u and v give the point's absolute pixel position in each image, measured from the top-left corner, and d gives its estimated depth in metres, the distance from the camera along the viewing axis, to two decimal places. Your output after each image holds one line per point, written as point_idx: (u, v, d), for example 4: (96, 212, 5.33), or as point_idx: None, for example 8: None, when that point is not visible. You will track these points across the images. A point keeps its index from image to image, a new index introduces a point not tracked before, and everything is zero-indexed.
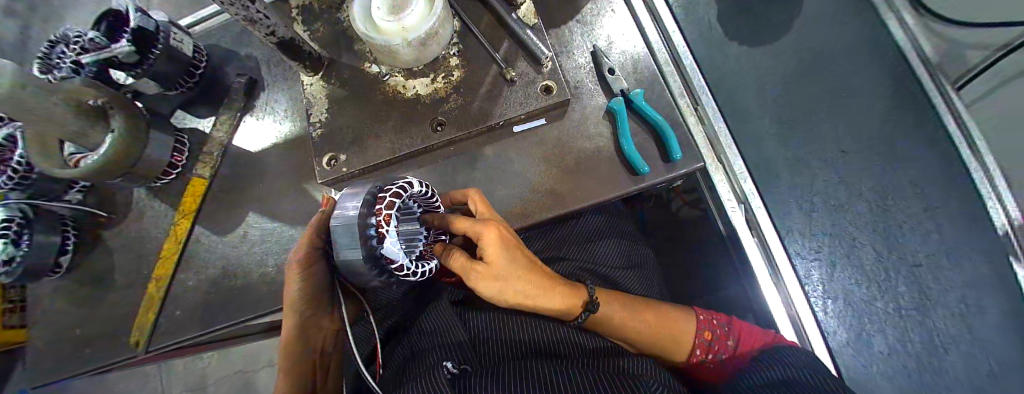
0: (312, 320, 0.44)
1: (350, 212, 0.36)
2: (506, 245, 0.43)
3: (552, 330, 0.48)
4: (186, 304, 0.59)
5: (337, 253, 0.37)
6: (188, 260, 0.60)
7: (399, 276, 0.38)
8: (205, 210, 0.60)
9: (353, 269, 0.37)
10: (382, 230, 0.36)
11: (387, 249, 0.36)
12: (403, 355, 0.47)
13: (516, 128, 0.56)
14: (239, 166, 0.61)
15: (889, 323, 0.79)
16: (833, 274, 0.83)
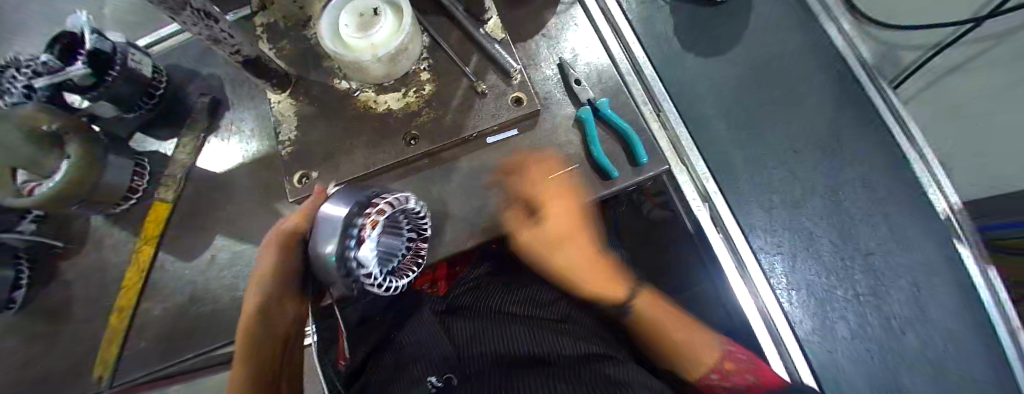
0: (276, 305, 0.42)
1: (338, 213, 0.36)
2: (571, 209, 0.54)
3: (539, 331, 0.46)
4: (152, 335, 0.56)
5: (316, 252, 0.37)
6: (153, 289, 0.57)
7: (364, 285, 0.36)
8: (170, 235, 0.58)
9: (325, 270, 0.36)
10: (364, 234, 0.36)
11: (363, 254, 0.35)
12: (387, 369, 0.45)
13: (488, 140, 0.56)
14: (204, 188, 0.58)
15: (851, 308, 0.73)
16: (795, 264, 0.74)
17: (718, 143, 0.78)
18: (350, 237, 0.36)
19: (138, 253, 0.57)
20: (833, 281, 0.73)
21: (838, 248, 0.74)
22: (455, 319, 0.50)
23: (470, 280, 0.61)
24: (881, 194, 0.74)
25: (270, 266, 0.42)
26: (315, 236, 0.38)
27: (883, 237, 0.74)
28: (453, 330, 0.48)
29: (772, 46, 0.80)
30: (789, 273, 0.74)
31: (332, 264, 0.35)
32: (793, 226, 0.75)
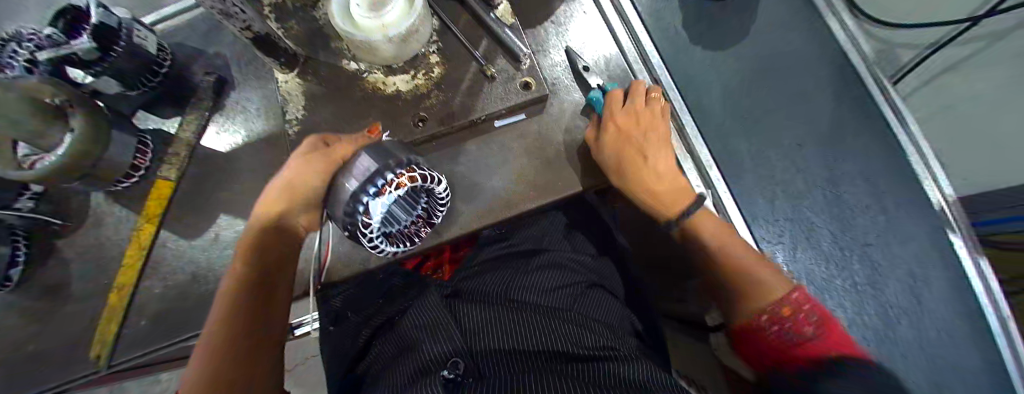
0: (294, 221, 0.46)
1: (368, 167, 0.38)
2: (651, 129, 0.55)
3: (552, 321, 0.46)
4: (152, 313, 0.55)
5: (338, 185, 0.40)
6: (153, 267, 0.56)
7: (357, 230, 0.39)
8: (172, 214, 0.57)
9: (334, 202, 0.40)
10: (383, 191, 0.38)
11: (370, 206, 0.38)
12: (395, 353, 0.46)
13: (497, 123, 0.56)
14: (208, 167, 0.58)
15: (849, 298, 0.74)
16: (797, 254, 0.75)
17: (721, 136, 0.79)
18: (374, 185, 0.38)
19: (139, 231, 0.57)
20: (831, 271, 0.75)
21: (837, 241, 0.75)
22: (462, 304, 0.50)
23: (477, 264, 0.61)
24: (879, 189, 0.76)
25: (286, 199, 0.45)
26: (340, 182, 0.40)
27: (880, 229, 0.75)
28: (461, 317, 0.48)
29: (779, 41, 0.81)
30: (791, 263, 0.75)
31: (346, 199, 0.39)
32: (792, 217, 0.76)
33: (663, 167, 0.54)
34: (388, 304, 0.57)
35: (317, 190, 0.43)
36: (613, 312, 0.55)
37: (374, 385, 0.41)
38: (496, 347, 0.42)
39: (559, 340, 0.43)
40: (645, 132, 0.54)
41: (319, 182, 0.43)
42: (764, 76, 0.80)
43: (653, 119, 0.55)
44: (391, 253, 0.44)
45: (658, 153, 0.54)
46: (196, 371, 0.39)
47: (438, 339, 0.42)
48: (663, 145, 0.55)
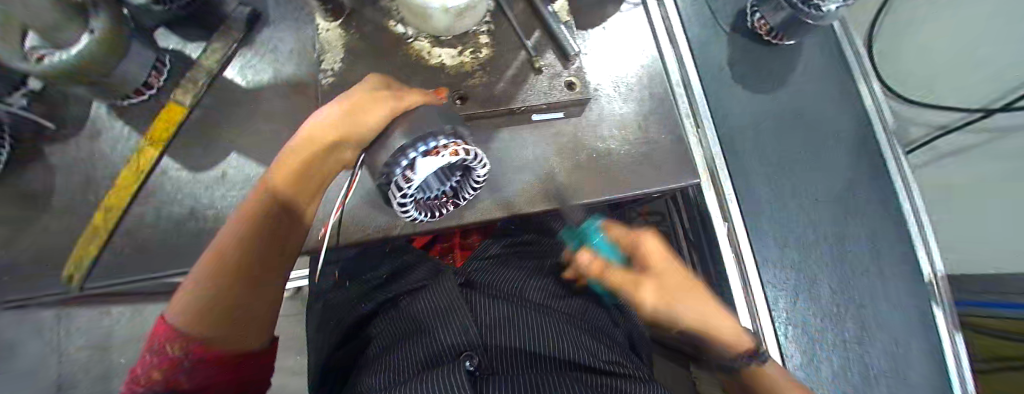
0: (329, 159, 0.44)
1: (431, 128, 0.37)
2: (678, 285, 0.58)
3: (566, 332, 0.47)
4: (137, 240, 0.52)
5: (387, 137, 0.39)
6: (149, 193, 0.53)
7: (391, 179, 0.37)
8: (178, 141, 0.54)
9: (377, 152, 0.40)
10: (436, 152, 0.35)
11: (415, 164, 0.36)
12: (404, 332, 0.45)
13: (534, 116, 0.55)
14: (225, 100, 0.55)
15: (839, 351, 0.74)
16: (795, 303, 0.75)
17: (743, 174, 0.78)
18: (427, 144, 0.36)
19: (139, 153, 0.53)
20: (824, 323, 0.75)
21: (835, 299, 0.76)
22: (477, 293, 0.49)
23: (488, 254, 0.60)
24: (880, 256, 0.77)
25: (327, 133, 0.41)
26: (389, 137, 0.39)
27: (876, 295, 0.76)
28: (475, 306, 0.47)
29: (817, 92, 0.81)
30: (789, 308, 0.75)
31: (393, 151, 0.38)
32: (796, 267, 0.76)
33: (711, 315, 0.57)
34: (396, 277, 0.56)
35: (369, 136, 0.40)
36: (614, 332, 0.56)
37: (384, 363, 0.40)
38: (514, 344, 0.41)
39: (575, 356, 0.43)
40: (672, 289, 0.57)
41: (375, 125, 0.39)
42: (796, 125, 0.80)
43: (676, 275, 0.58)
44: (412, 218, 0.43)
45: (696, 303, 0.57)
46: (193, 297, 0.38)
47: (457, 325, 0.41)
48: (698, 292, 0.57)
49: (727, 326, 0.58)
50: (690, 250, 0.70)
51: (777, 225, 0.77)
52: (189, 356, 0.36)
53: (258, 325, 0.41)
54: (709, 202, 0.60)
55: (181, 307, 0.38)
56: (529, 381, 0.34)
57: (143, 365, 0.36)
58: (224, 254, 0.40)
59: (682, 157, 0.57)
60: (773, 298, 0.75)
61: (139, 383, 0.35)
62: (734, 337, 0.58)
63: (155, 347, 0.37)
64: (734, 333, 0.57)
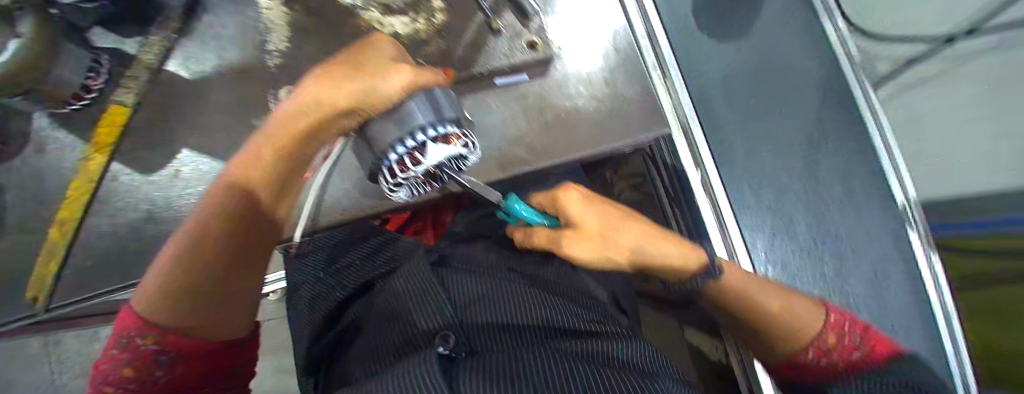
0: (310, 143, 0.40)
1: (443, 114, 0.36)
2: (610, 226, 0.45)
3: (541, 297, 0.49)
4: (98, 253, 0.50)
5: (380, 118, 0.37)
6: (102, 201, 0.51)
7: (398, 163, 0.37)
8: (126, 144, 0.51)
9: (370, 136, 0.38)
10: (449, 140, 0.37)
11: (426, 149, 0.36)
12: (382, 319, 0.47)
13: (498, 81, 0.53)
14: (173, 96, 0.52)
15: (819, 288, 0.76)
16: (775, 243, 0.77)
17: (717, 124, 0.78)
18: (436, 128, 0.36)
19: (87, 161, 0.50)
20: (805, 262, 0.76)
21: (813, 237, 0.77)
22: (450, 272, 0.51)
23: (460, 232, 0.62)
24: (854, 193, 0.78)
25: (332, 100, 0.36)
26: (395, 119, 0.36)
27: (852, 228, 0.78)
28: (449, 285, 0.49)
29: (784, 35, 0.80)
30: (768, 250, 0.76)
31: (396, 130, 0.36)
32: (774, 209, 0.78)
33: (652, 252, 0.47)
34: (367, 260, 0.56)
35: (386, 106, 0.36)
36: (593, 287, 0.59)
37: (370, 355, 0.44)
38: (490, 321, 0.44)
39: (551, 318, 0.46)
40: (610, 237, 0.45)
41: (394, 94, 0.35)
42: (766, 71, 0.80)
43: (608, 223, 0.45)
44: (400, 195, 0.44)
45: (638, 244, 0.46)
46: (158, 288, 0.35)
47: (433, 309, 0.43)
48: (632, 223, 0.47)
49: (678, 257, 0.48)
50: (670, 204, 0.70)
51: (753, 171, 0.78)
52: (169, 349, 0.34)
53: (238, 311, 0.39)
54: (682, 152, 0.61)
55: (146, 297, 0.35)
56: (502, 356, 0.37)
57: (111, 360, 0.34)
58: (185, 240, 0.37)
59: (655, 110, 0.56)
60: (753, 240, 0.76)
61: (116, 378, 0.33)
62: (684, 268, 0.49)
63: (122, 339, 0.34)
64: (683, 261, 0.48)
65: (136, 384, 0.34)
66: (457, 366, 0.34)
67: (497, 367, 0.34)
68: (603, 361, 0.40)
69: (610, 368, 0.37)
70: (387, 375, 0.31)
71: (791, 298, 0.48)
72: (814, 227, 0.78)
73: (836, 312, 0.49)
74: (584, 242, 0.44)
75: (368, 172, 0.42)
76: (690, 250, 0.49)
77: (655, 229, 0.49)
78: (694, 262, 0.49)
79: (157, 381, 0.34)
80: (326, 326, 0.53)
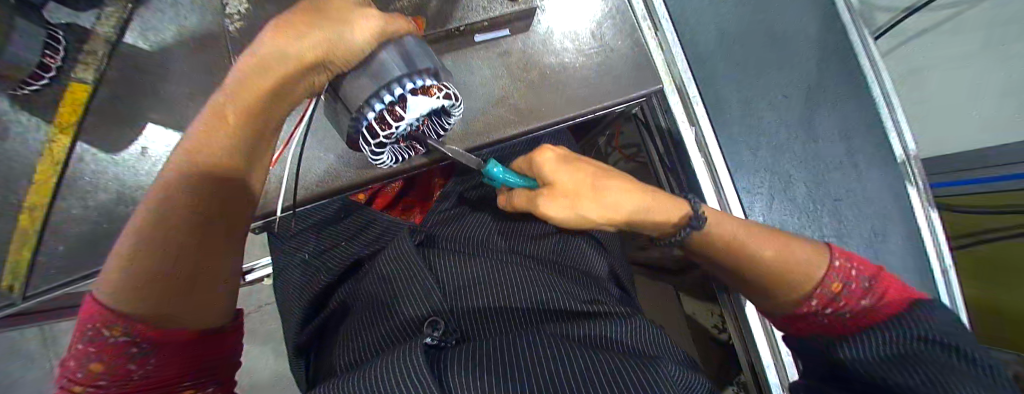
0: (265, 104, 0.35)
1: (416, 66, 0.34)
2: (586, 185, 0.42)
3: (531, 276, 0.49)
4: (73, 237, 0.48)
5: (352, 76, 0.36)
6: (69, 184, 0.48)
7: (377, 122, 0.36)
8: (88, 123, 0.49)
9: (347, 96, 0.36)
10: (427, 93, 0.36)
11: (406, 102, 0.35)
12: (365, 303, 0.46)
13: (477, 38, 0.50)
14: (135, 69, 0.49)
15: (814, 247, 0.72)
16: (772, 204, 0.74)
17: (711, 83, 0.75)
18: (414, 81, 0.35)
19: (51, 142, 0.48)
20: (802, 222, 0.74)
21: (812, 196, 0.74)
22: (436, 253, 0.49)
23: (445, 208, 0.57)
24: (855, 150, 0.73)
25: (296, 53, 0.32)
26: (366, 71, 0.35)
27: (852, 185, 0.73)
28: (435, 268, 0.48)
29: None
30: (765, 213, 0.74)
31: (372, 85, 0.34)
32: (771, 169, 0.75)
33: (636, 208, 0.43)
34: (350, 242, 0.52)
35: (358, 58, 0.34)
36: (584, 259, 0.58)
37: (352, 337, 0.44)
38: (479, 305, 0.45)
39: (541, 298, 0.47)
40: (586, 194, 0.42)
41: (365, 46, 0.33)
42: (759, 24, 0.76)
43: (584, 179, 0.42)
44: (384, 163, 0.43)
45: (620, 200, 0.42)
46: (121, 272, 0.29)
47: (417, 295, 0.43)
48: (613, 181, 0.43)
49: (660, 213, 0.44)
50: (663, 167, 0.67)
51: (748, 131, 0.75)
52: (139, 340, 0.28)
53: (220, 296, 0.33)
54: (674, 108, 0.57)
55: (109, 281, 0.29)
56: (491, 345, 0.39)
57: (79, 355, 0.28)
58: (151, 214, 0.31)
59: (643, 65, 0.54)
60: (750, 203, 0.74)
61: (86, 376, 0.28)
62: (669, 224, 0.45)
63: (87, 332, 0.28)
64: (667, 216, 0.45)
65: (110, 381, 0.28)
66: (450, 362, 0.37)
67: (489, 362, 0.37)
68: (593, 345, 0.42)
69: (599, 354, 0.39)
70: (376, 371, 0.33)
71: (788, 246, 0.43)
72: (811, 185, 0.75)
73: (845, 258, 0.43)
74: (556, 201, 0.41)
75: (347, 140, 0.40)
76: (676, 205, 0.46)
77: (641, 184, 0.45)
78: (679, 218, 0.45)
79: (132, 379, 0.28)
80: (311, 311, 0.52)
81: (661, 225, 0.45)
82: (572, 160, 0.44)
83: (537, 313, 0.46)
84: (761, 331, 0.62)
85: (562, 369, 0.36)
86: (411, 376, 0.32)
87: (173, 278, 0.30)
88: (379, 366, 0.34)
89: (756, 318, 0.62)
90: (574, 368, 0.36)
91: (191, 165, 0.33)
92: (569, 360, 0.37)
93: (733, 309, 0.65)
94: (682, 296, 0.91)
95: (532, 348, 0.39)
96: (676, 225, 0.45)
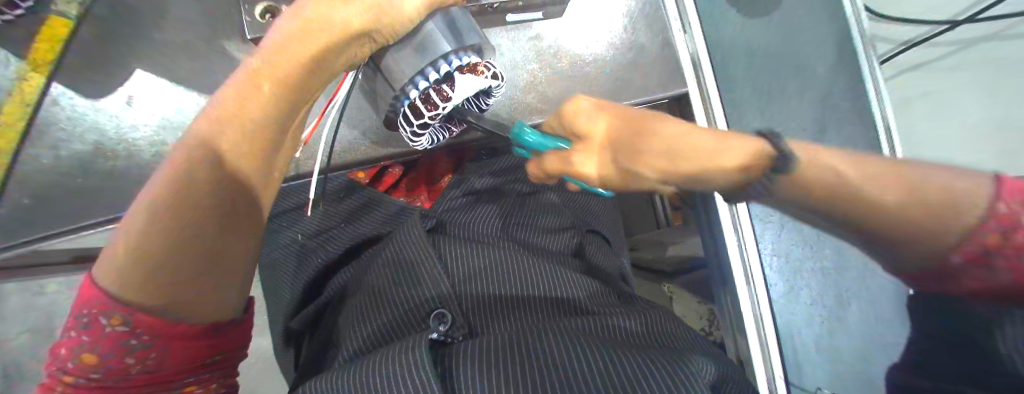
0: (312, 80, 0.33)
1: (466, 41, 0.34)
2: (629, 131, 0.33)
3: (547, 267, 0.47)
4: (40, 190, 0.43)
5: (394, 52, 0.35)
6: (39, 130, 0.43)
7: (427, 100, 0.35)
8: (66, 64, 0.43)
9: (390, 74, 0.36)
10: (475, 70, 0.35)
11: (452, 80, 0.35)
12: (366, 287, 0.43)
13: (509, 17, 0.48)
14: (127, 8, 0.45)
15: (817, 280, 0.69)
16: (781, 235, 0.70)
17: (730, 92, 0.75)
18: (459, 58, 0.35)
19: (22, 81, 0.43)
20: (808, 251, 0.69)
21: None
22: (447, 240, 0.46)
23: (458, 195, 0.53)
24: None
25: (342, 20, 0.31)
26: (411, 46, 0.35)
27: None
28: (444, 255, 0.45)
29: None
30: (775, 240, 0.70)
31: (416, 59, 0.34)
32: None
33: (689, 156, 0.30)
34: (351, 223, 0.49)
35: (403, 30, 0.33)
36: (596, 257, 0.57)
37: (350, 324, 0.41)
38: (490, 294, 0.43)
39: (553, 290, 0.45)
40: (619, 143, 0.34)
41: (413, 16, 0.33)
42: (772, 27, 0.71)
43: (622, 128, 0.34)
44: (421, 146, 0.41)
45: (659, 148, 0.31)
46: (126, 253, 0.24)
47: (424, 280, 0.41)
48: (658, 120, 0.33)
49: (728, 157, 0.29)
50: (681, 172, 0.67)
51: None
52: (139, 332, 0.24)
53: (230, 290, 0.29)
54: (697, 112, 0.55)
55: (110, 264, 0.24)
56: (504, 336, 0.36)
57: (70, 343, 0.24)
58: (162, 190, 0.25)
59: (670, 64, 0.53)
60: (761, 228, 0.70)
61: (75, 367, 0.24)
62: (739, 171, 0.30)
63: (82, 318, 0.24)
64: (737, 160, 0.29)
65: (104, 375, 0.24)
66: (457, 357, 0.34)
67: (499, 355, 0.34)
68: (613, 339, 0.39)
69: (622, 347, 0.36)
70: (379, 364, 0.31)
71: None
72: None
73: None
74: (593, 157, 0.35)
75: (387, 119, 0.40)
76: (748, 144, 0.30)
77: (690, 124, 0.32)
78: (757, 164, 0.29)
79: (130, 374, 0.24)
80: (307, 296, 0.48)
81: (722, 179, 0.31)
82: (615, 108, 0.35)
83: (552, 306, 0.44)
84: (758, 350, 0.61)
85: (582, 356, 0.33)
86: (415, 371, 0.30)
87: (190, 264, 0.26)
88: (381, 356, 0.32)
89: (754, 327, 0.61)
90: (594, 361, 0.33)
91: (209, 140, 0.28)
92: (588, 348, 0.34)
93: (731, 319, 0.66)
94: (663, 283, 0.92)
95: (549, 337, 0.36)
96: (750, 172, 0.30)
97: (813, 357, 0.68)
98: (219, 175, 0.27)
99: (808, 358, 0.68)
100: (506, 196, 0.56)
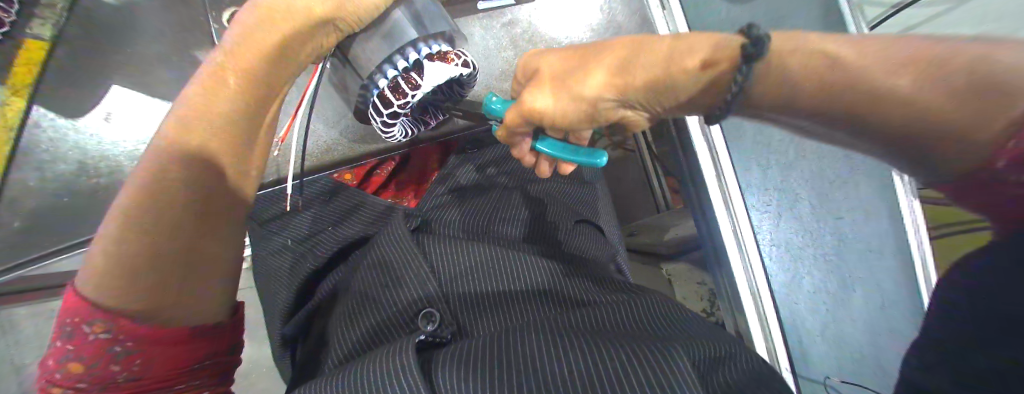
0: (276, 77, 0.33)
1: (431, 28, 0.34)
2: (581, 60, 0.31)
3: (533, 260, 0.46)
4: (29, 213, 0.43)
5: (361, 43, 0.35)
6: (22, 152, 0.43)
7: (397, 89, 0.35)
8: (45, 86, 0.43)
9: (359, 65, 0.36)
10: (441, 56, 0.35)
11: (422, 69, 0.35)
12: (354, 291, 0.43)
13: (480, 5, 0.47)
14: (101, 26, 0.45)
15: (818, 267, 0.67)
16: (778, 223, 0.68)
17: None
18: (430, 46, 0.35)
19: None
20: (805, 239, 0.68)
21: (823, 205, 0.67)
22: (432, 239, 0.46)
23: (441, 192, 0.53)
24: None
25: (304, 9, 0.31)
26: (374, 35, 0.34)
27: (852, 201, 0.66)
28: (430, 254, 0.45)
29: None
30: (775, 230, 0.68)
31: (384, 48, 0.34)
32: (779, 175, 0.68)
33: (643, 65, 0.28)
34: (339, 225, 0.49)
35: (368, 17, 0.33)
36: (587, 248, 0.56)
37: (339, 329, 0.40)
38: (478, 290, 0.43)
39: (542, 283, 0.44)
40: (570, 74, 0.31)
41: (379, 4, 0.32)
42: None
43: (578, 59, 0.32)
44: (396, 137, 0.41)
45: (616, 65, 0.29)
46: (100, 256, 0.25)
47: (412, 281, 0.41)
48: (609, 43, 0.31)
49: (688, 56, 0.26)
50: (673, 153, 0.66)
51: None
52: (122, 338, 0.24)
53: (216, 298, 0.30)
54: None
55: (87, 271, 0.25)
56: (491, 333, 0.36)
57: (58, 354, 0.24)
58: (135, 200, 0.26)
59: None
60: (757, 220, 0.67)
61: (62, 379, 0.24)
62: (705, 69, 0.26)
63: (66, 328, 0.24)
64: (696, 57, 0.26)
65: (90, 384, 0.24)
66: (443, 358, 0.34)
67: (484, 353, 0.33)
68: (601, 329, 0.38)
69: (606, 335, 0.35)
70: (363, 368, 0.30)
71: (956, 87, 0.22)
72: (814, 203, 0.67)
73: None
74: (543, 90, 0.32)
75: (360, 110, 0.40)
76: (711, 41, 0.27)
77: (651, 38, 0.29)
78: (721, 56, 0.25)
79: (116, 381, 0.24)
80: (299, 302, 0.48)
81: (682, 80, 0.27)
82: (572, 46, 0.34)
83: (542, 299, 0.43)
84: (758, 327, 0.62)
85: (568, 349, 0.33)
86: (399, 375, 0.29)
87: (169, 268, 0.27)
88: (367, 361, 0.31)
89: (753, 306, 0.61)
90: (578, 353, 0.32)
91: (176, 147, 0.28)
92: (573, 340, 0.34)
93: (726, 292, 0.66)
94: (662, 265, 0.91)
95: (535, 332, 0.35)
96: (718, 67, 0.26)
97: (822, 347, 0.67)
98: (194, 181, 0.28)
99: (817, 350, 0.67)
100: (494, 191, 0.56)
